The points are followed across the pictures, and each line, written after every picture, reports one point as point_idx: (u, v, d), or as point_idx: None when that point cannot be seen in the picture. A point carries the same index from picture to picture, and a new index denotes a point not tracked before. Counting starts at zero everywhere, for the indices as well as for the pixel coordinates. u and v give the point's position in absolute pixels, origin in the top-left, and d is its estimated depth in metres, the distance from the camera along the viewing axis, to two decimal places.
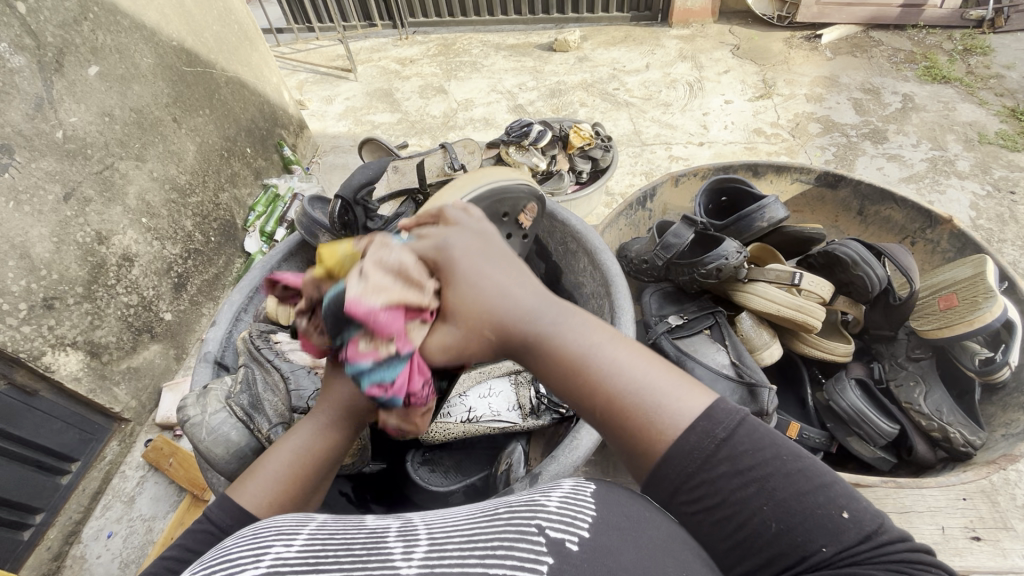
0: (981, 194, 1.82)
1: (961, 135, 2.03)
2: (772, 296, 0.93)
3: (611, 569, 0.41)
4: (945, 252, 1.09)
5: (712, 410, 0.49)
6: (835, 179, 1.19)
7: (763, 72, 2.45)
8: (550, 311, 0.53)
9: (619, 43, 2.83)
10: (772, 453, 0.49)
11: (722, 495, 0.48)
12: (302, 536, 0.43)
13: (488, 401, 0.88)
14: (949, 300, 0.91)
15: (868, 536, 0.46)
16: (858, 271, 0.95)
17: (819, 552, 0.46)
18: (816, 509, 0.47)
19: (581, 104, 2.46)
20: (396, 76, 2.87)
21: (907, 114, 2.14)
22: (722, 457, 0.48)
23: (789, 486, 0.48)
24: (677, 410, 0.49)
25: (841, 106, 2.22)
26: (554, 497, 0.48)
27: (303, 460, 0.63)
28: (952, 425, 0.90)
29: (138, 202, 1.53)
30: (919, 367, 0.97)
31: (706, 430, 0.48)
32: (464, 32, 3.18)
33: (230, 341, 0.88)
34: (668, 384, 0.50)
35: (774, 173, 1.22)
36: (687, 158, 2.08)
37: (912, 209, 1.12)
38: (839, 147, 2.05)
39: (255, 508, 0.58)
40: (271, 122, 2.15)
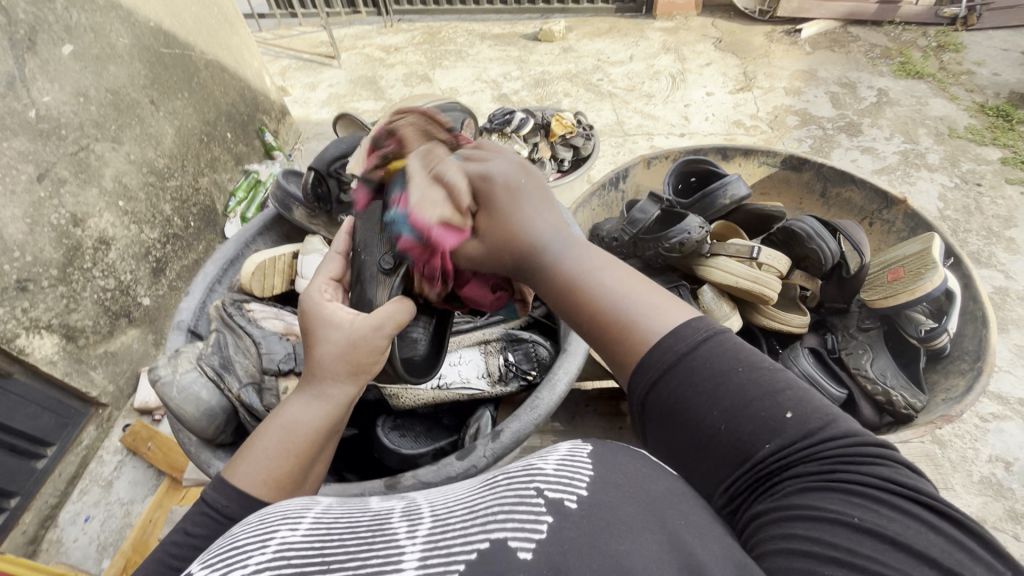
0: (949, 186, 1.88)
1: (932, 130, 2.09)
2: (732, 270, 0.95)
3: (609, 523, 0.42)
4: (900, 232, 1.13)
5: (682, 328, 0.53)
6: (800, 162, 1.22)
7: (743, 66, 2.48)
8: (558, 240, 0.61)
9: (604, 34, 2.85)
10: (737, 363, 0.51)
11: (693, 392, 0.51)
12: (307, 521, 0.46)
13: (458, 368, 0.90)
14: (896, 272, 0.95)
15: (811, 432, 0.47)
16: (812, 244, 0.98)
17: (761, 448, 0.48)
18: (763, 408, 0.49)
19: (565, 95, 2.48)
20: (380, 63, 2.86)
21: (881, 108, 2.19)
22: (688, 364, 0.51)
23: (740, 392, 0.50)
24: (656, 323, 0.54)
25: (818, 99, 2.27)
26: (551, 459, 0.49)
27: (297, 434, 0.63)
28: (894, 389, 0.93)
29: (114, 184, 1.52)
30: (868, 336, 1.03)
31: (670, 345, 0.52)
32: (449, 20, 3.17)
33: (203, 311, 0.89)
34: (648, 302, 0.56)
35: (744, 157, 1.25)
36: (668, 148, 2.11)
37: (871, 191, 1.16)
38: (815, 139, 2.10)
39: (251, 489, 0.58)
40: (251, 107, 2.12)
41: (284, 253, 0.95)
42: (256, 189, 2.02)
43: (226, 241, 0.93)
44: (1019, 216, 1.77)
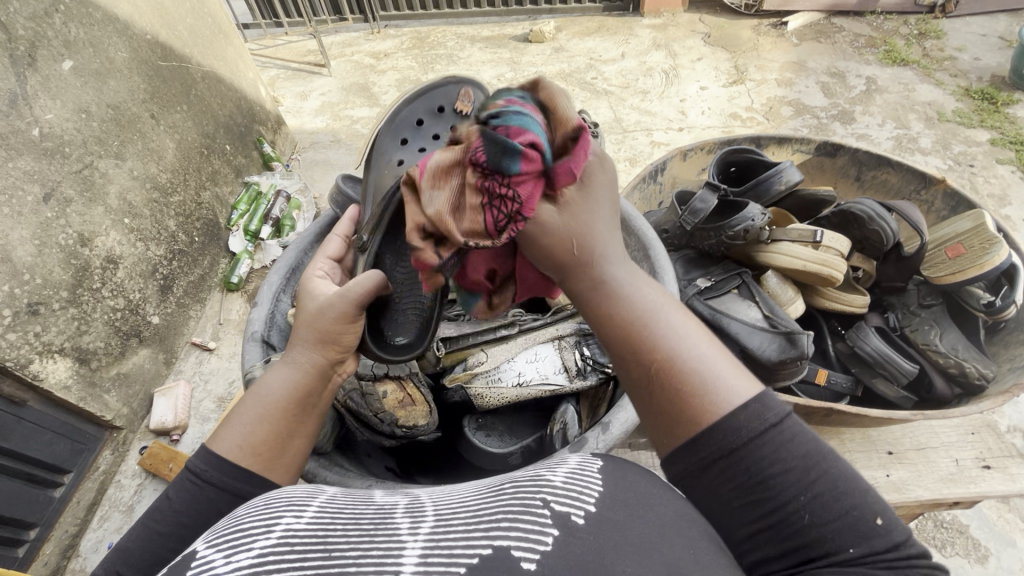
0: (944, 168, 1.93)
1: (922, 114, 2.15)
2: (798, 253, 0.91)
3: (618, 543, 0.38)
4: (940, 211, 1.13)
5: (762, 398, 0.44)
6: (834, 148, 1.22)
7: (734, 59, 2.53)
8: (620, 270, 0.51)
9: (593, 33, 2.87)
10: (821, 450, 0.43)
11: (762, 472, 0.42)
12: (312, 507, 0.42)
13: (535, 365, 0.85)
14: (955, 249, 0.91)
15: (898, 547, 0.40)
16: (873, 227, 0.92)
17: (844, 551, 0.40)
18: (851, 508, 0.41)
19: None
20: (372, 70, 2.84)
21: (871, 96, 2.25)
22: (773, 438, 0.42)
23: (829, 486, 0.42)
24: (731, 390, 0.44)
25: (810, 89, 2.32)
26: (560, 470, 0.44)
27: (270, 407, 0.58)
28: (967, 360, 0.87)
29: (119, 202, 1.48)
30: (931, 313, 0.93)
31: (753, 415, 0.43)
32: (436, 24, 3.16)
33: (275, 321, 0.82)
34: (721, 370, 0.46)
35: (776, 145, 1.25)
36: (669, 144, 2.14)
37: (908, 172, 1.16)
38: (810, 128, 2.15)
39: (226, 453, 0.54)
40: (249, 118, 2.09)
41: None
42: (257, 201, 1.99)
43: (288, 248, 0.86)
44: (1012, 194, 1.83)
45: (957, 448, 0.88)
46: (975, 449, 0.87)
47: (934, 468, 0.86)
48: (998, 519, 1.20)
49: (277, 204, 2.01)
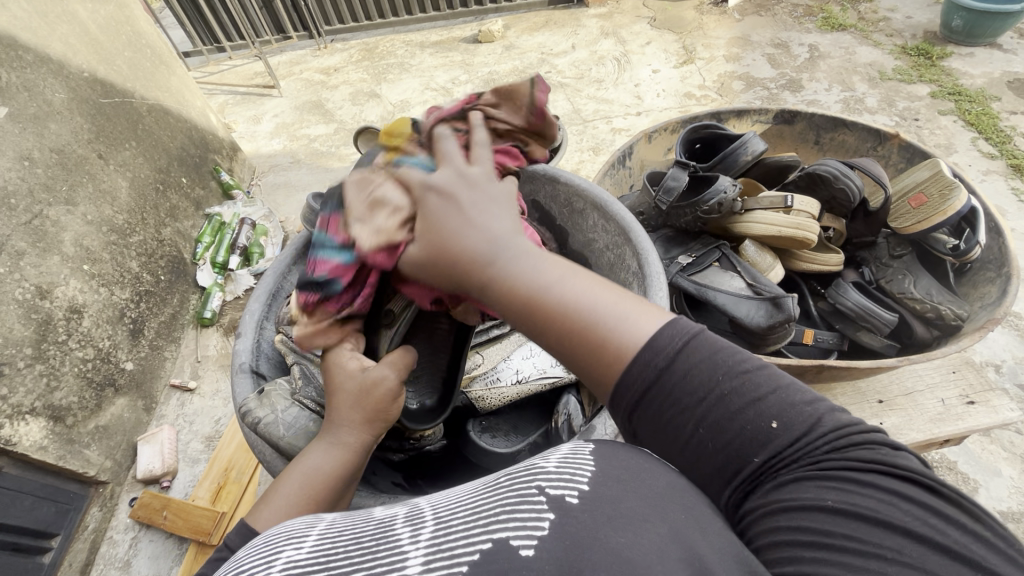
0: (891, 125, 2.01)
1: (865, 76, 2.23)
2: (772, 220, 0.93)
3: (612, 516, 0.38)
4: (897, 164, 1.18)
5: (663, 332, 0.45)
6: (791, 116, 1.26)
7: (681, 40, 2.58)
8: (508, 246, 0.48)
9: (542, 27, 2.88)
10: (733, 358, 0.45)
11: (692, 393, 0.44)
12: (312, 538, 0.43)
13: (532, 361, 0.87)
14: (918, 199, 0.94)
15: (820, 428, 0.42)
16: (840, 185, 0.94)
17: (777, 444, 0.42)
18: (772, 405, 0.43)
19: None
20: (323, 86, 2.80)
21: (815, 63, 2.33)
22: (683, 367, 0.44)
23: (748, 391, 0.43)
24: (634, 330, 0.45)
25: (757, 62, 2.39)
26: (553, 458, 0.45)
27: (315, 480, 0.58)
28: (942, 303, 0.90)
29: (76, 249, 1.42)
30: (903, 262, 0.97)
31: (654, 352, 0.45)
32: (384, 34, 3.13)
33: (262, 350, 0.80)
34: (617, 309, 0.46)
35: (736, 118, 1.28)
36: (629, 129, 2.17)
37: (863, 131, 1.21)
38: (762, 100, 2.21)
39: None
40: (202, 148, 2.02)
41: None
42: (222, 231, 1.94)
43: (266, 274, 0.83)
44: (956, 142, 1.92)
45: (941, 388, 0.92)
46: (959, 387, 0.91)
47: (922, 410, 0.89)
48: (982, 452, 1.25)
49: (243, 233, 1.96)
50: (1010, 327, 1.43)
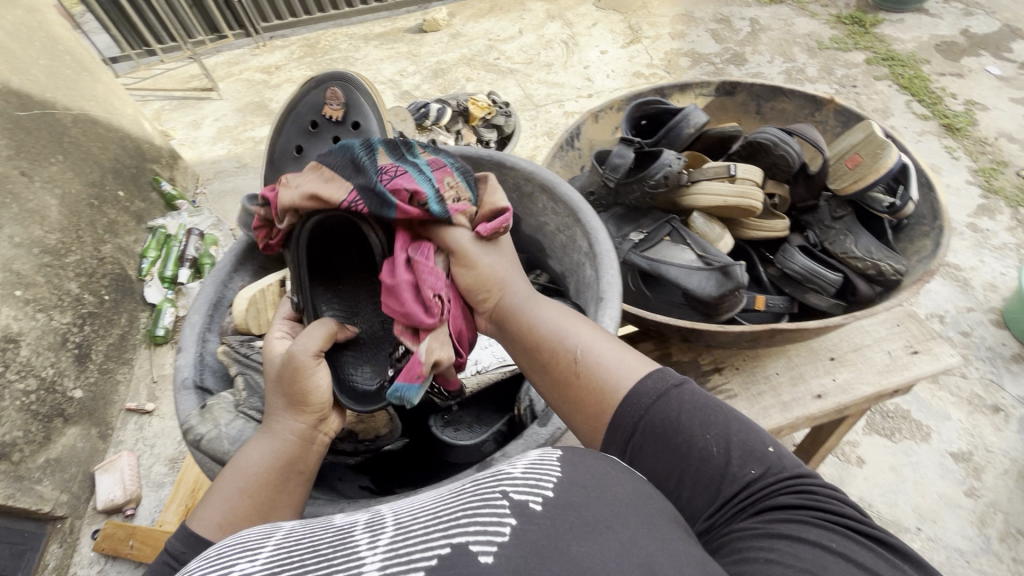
0: (832, 93, 2.07)
1: (804, 46, 2.29)
2: (718, 190, 0.94)
3: (573, 524, 0.39)
4: (834, 129, 1.22)
5: (648, 379, 0.56)
6: (731, 87, 1.28)
7: (627, 20, 2.59)
8: (524, 295, 0.67)
9: (487, 14, 2.84)
10: (714, 404, 0.53)
11: (673, 426, 0.52)
12: (267, 549, 0.41)
13: (490, 350, 0.86)
14: (853, 159, 0.96)
15: (787, 469, 0.49)
16: (779, 151, 0.97)
17: (750, 475, 0.49)
18: (746, 443, 0.51)
19: (467, 79, 2.46)
20: (265, 86, 2.70)
21: (757, 36, 2.38)
22: (663, 403, 0.53)
23: (725, 426, 0.52)
24: (625, 374, 0.57)
25: (701, 38, 2.42)
26: (519, 462, 0.46)
27: (249, 476, 0.57)
28: (881, 259, 0.94)
29: (4, 274, 1.33)
30: (844, 223, 1.00)
31: (640, 393, 0.55)
32: (325, 28, 3.03)
33: (205, 364, 0.76)
34: (615, 359, 0.58)
35: (679, 93, 1.29)
36: (581, 112, 2.17)
37: (800, 98, 1.23)
38: (709, 75, 2.24)
39: (209, 534, 0.52)
40: (138, 158, 1.92)
41: (271, 283, 0.84)
42: (168, 244, 1.84)
43: (204, 283, 0.80)
44: (893, 106, 1.99)
45: (887, 340, 0.95)
46: (903, 338, 0.95)
47: (870, 363, 0.93)
48: (932, 397, 1.32)
49: (191, 244, 1.88)
50: (951, 277, 1.51)
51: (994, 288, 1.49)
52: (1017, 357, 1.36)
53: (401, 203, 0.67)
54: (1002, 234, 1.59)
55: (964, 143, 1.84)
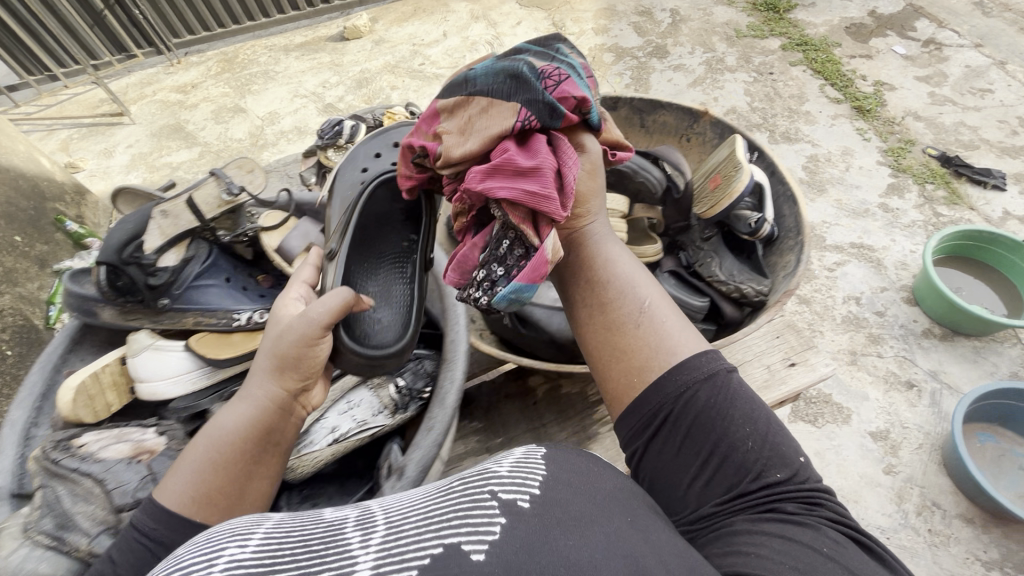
0: (750, 81, 2.11)
1: (723, 35, 2.32)
2: None
3: (562, 519, 0.42)
4: (712, 141, 1.22)
5: (704, 358, 0.63)
6: (613, 102, 1.26)
7: (551, 17, 2.57)
8: (597, 243, 0.76)
9: (410, 17, 2.77)
10: (755, 402, 0.62)
11: (715, 407, 0.60)
12: (257, 536, 0.40)
13: (351, 414, 0.79)
14: (716, 179, 0.97)
15: (804, 480, 0.58)
16: (640, 179, 0.99)
17: (773, 476, 0.58)
18: (776, 444, 0.59)
19: (392, 88, 2.40)
20: (181, 107, 2.56)
21: (677, 27, 2.40)
22: (713, 384, 0.61)
23: (763, 424, 0.60)
24: (681, 347, 0.64)
25: (624, 32, 2.42)
26: (505, 461, 0.48)
27: (221, 442, 0.60)
28: (742, 282, 0.97)
29: None
30: (711, 244, 1.02)
31: (693, 364, 0.62)
32: (243, 41, 2.90)
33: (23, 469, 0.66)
34: (673, 334, 0.66)
35: None
36: None
37: (678, 111, 1.24)
38: (632, 70, 2.25)
39: (175, 507, 0.56)
40: (36, 197, 1.79)
41: (109, 362, 0.75)
42: None
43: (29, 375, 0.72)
44: (807, 91, 2.04)
45: (766, 354, 0.97)
46: (782, 349, 0.98)
47: (750, 379, 0.95)
48: (850, 379, 1.36)
49: None
50: (863, 260, 1.57)
51: (905, 266, 1.55)
52: (928, 333, 1.42)
53: (568, 111, 0.74)
54: (911, 213, 1.65)
55: (875, 124, 1.89)
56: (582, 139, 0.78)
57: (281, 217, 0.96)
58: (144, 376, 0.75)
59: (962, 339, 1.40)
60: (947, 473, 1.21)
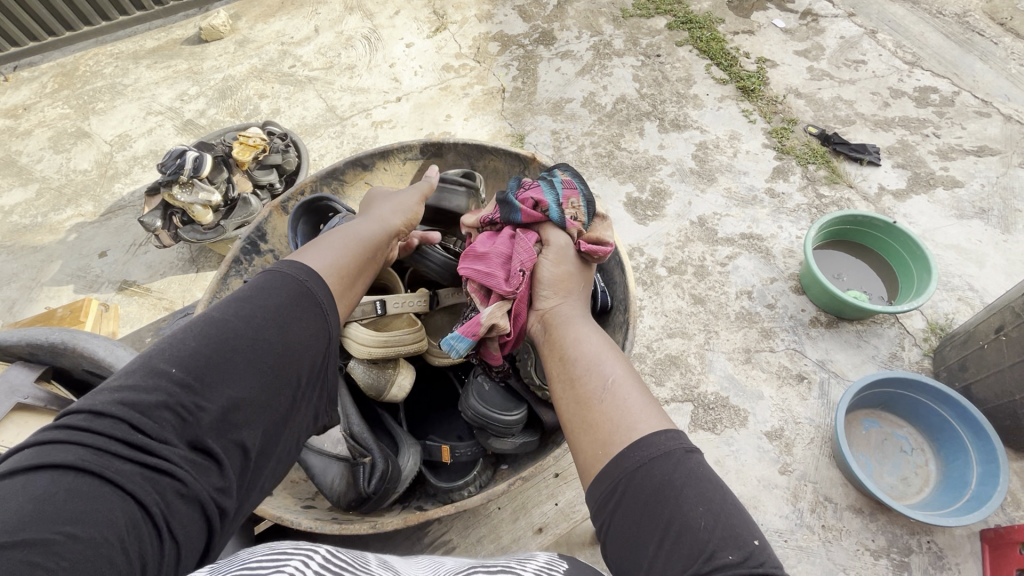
0: (638, 65, 2.04)
1: (609, 15, 2.23)
2: (362, 339, 0.87)
3: None
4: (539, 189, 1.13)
5: (660, 435, 0.56)
6: (436, 148, 1.18)
7: (430, 4, 2.38)
8: (570, 316, 0.78)
9: (278, 11, 2.49)
10: (719, 487, 0.53)
11: (667, 485, 0.52)
12: (320, 552, 0.42)
13: None
14: None
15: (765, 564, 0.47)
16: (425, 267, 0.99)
17: (727, 557, 0.47)
18: (738, 533, 0.49)
19: (260, 97, 2.16)
20: (11, 134, 2.20)
21: (563, 9, 2.29)
22: (665, 459, 0.54)
23: (726, 509, 0.51)
24: (639, 420, 0.58)
25: (509, 18, 2.28)
26: (532, 566, 0.51)
27: (355, 240, 0.80)
28: None
29: None
30: None
31: (645, 440, 0.56)
32: (84, 49, 2.52)
33: None
34: (632, 404, 0.61)
35: (383, 160, 1.18)
36: (388, 121, 1.97)
37: (506, 155, 1.15)
38: (519, 60, 2.13)
39: (319, 268, 0.72)
40: None
41: None
42: None
43: None
44: (695, 73, 2.00)
45: None
46: None
47: None
48: (746, 378, 1.36)
49: None
50: (753, 251, 1.56)
51: (792, 253, 1.56)
52: (815, 322, 1.44)
53: (524, 213, 0.86)
54: (795, 196, 1.66)
55: (759, 104, 1.88)
56: (548, 232, 0.85)
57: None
58: None
59: (846, 324, 1.43)
60: (837, 466, 1.23)
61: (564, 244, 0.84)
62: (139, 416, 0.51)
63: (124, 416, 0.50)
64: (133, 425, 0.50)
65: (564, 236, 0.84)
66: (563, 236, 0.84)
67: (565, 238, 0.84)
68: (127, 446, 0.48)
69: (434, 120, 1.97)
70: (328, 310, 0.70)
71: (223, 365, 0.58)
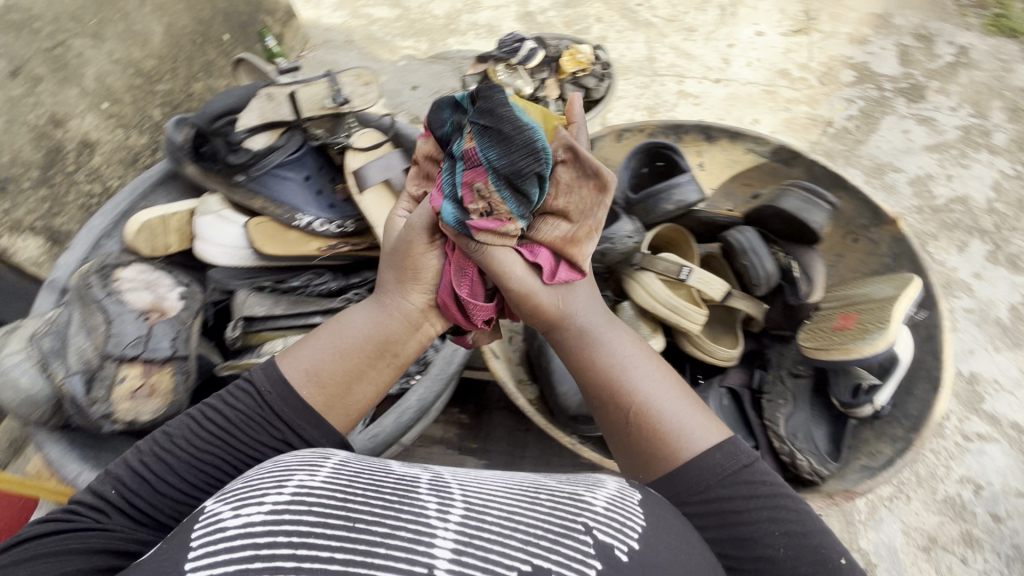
0: (1008, 174, 1.68)
1: (1008, 103, 1.84)
2: (653, 290, 1.05)
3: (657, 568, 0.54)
4: (883, 256, 1.12)
5: (725, 453, 0.67)
6: (790, 156, 1.17)
7: (806, 2, 2.15)
8: (595, 326, 0.78)
9: None
10: (780, 501, 0.65)
11: (739, 507, 0.64)
12: (326, 471, 0.57)
13: None
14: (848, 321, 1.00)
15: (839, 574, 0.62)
16: (747, 260, 1.07)
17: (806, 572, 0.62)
18: (813, 545, 0.63)
19: (597, 20, 2.21)
20: None
21: (955, 71, 1.92)
22: (743, 479, 0.66)
23: (794, 523, 0.64)
24: (703, 440, 0.68)
25: (884, 52, 1.98)
26: (601, 497, 0.59)
27: (346, 335, 0.77)
28: (800, 452, 1.01)
29: (96, 85, 1.43)
30: (794, 385, 1.11)
31: (717, 464, 0.66)
32: None
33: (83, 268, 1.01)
34: (692, 424, 0.70)
35: (728, 140, 1.21)
36: (697, 97, 1.91)
37: (861, 202, 1.13)
38: (867, 101, 1.86)
39: (297, 375, 0.73)
40: (254, 7, 1.95)
41: (177, 212, 1.05)
42: None
43: (118, 194, 1.04)
44: None
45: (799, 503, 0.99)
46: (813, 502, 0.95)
47: None
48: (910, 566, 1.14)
49: None
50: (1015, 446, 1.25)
51: None
52: None
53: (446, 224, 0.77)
54: None
55: None
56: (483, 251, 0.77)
57: (375, 141, 1.12)
58: (201, 235, 1.06)
59: None
60: None
61: (502, 271, 0.76)
62: (88, 512, 0.62)
63: (77, 517, 0.61)
64: (85, 518, 0.61)
65: (506, 259, 0.76)
66: (507, 260, 0.76)
67: (511, 260, 0.76)
68: (70, 538, 0.58)
69: (739, 118, 1.85)
70: (301, 421, 0.72)
71: (169, 466, 0.67)
